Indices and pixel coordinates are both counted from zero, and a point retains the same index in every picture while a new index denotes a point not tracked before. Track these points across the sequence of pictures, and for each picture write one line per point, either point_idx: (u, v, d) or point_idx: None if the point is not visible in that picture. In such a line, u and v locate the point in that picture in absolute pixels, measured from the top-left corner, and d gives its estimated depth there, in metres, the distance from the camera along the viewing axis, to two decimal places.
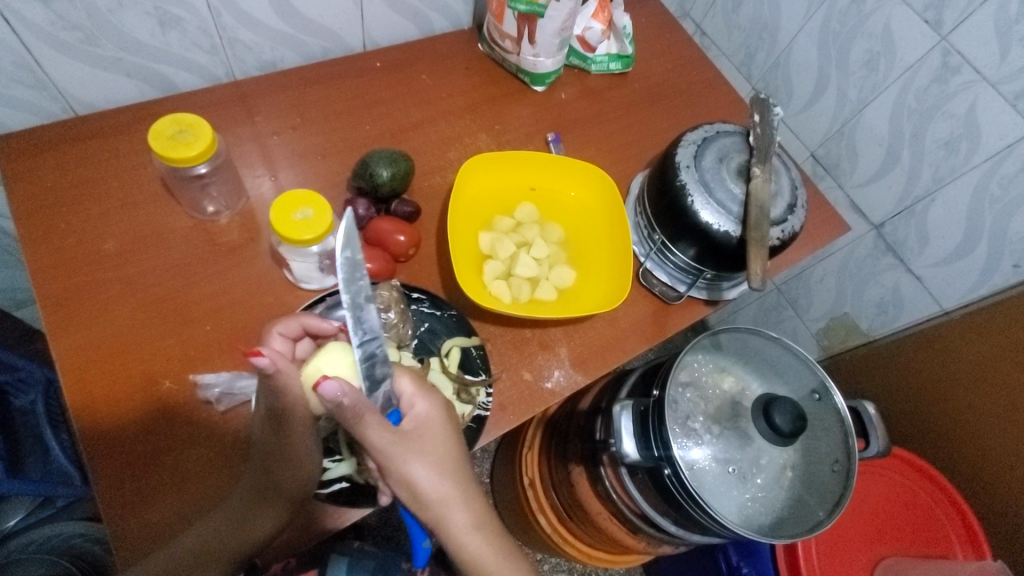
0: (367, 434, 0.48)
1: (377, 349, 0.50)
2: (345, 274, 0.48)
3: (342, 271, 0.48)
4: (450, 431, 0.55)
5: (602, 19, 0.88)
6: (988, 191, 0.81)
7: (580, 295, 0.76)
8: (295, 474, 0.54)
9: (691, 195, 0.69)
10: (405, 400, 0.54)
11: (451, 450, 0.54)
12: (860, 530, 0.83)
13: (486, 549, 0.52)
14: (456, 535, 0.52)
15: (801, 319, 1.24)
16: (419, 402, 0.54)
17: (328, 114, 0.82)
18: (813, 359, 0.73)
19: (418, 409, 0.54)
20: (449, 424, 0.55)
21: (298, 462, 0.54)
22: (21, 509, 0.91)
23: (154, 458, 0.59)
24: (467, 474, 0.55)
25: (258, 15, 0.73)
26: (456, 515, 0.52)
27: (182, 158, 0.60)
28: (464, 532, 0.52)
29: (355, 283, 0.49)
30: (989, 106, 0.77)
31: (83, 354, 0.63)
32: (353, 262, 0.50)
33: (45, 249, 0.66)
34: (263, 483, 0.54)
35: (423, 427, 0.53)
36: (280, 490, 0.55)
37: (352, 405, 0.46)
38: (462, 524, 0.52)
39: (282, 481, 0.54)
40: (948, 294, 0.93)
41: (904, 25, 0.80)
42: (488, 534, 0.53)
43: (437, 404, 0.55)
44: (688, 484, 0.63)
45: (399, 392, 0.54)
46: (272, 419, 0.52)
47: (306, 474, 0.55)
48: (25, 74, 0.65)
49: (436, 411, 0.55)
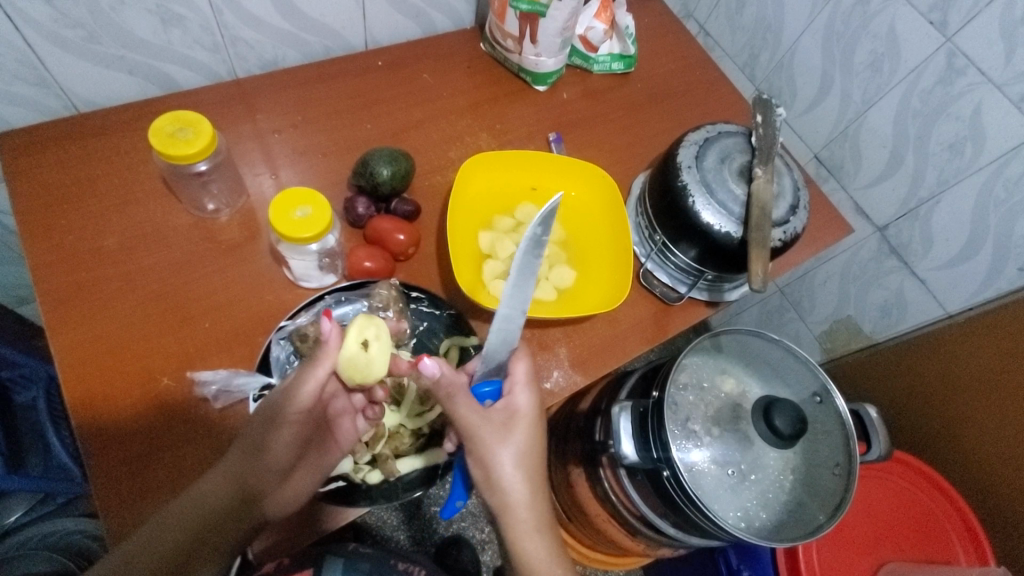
0: (458, 409, 0.53)
1: (508, 325, 0.56)
2: (530, 246, 0.54)
3: (526, 242, 0.53)
4: (537, 427, 0.58)
5: (604, 19, 0.88)
6: (992, 194, 0.81)
7: (580, 295, 0.75)
8: (271, 456, 0.53)
9: (692, 196, 0.69)
10: (514, 383, 0.58)
11: (531, 447, 0.57)
12: (861, 536, 0.83)
13: (541, 553, 0.55)
14: (519, 529, 0.55)
15: (803, 322, 1.23)
16: (520, 392, 0.58)
17: (329, 113, 0.82)
18: (813, 361, 0.73)
19: (517, 397, 0.58)
20: (539, 423, 0.58)
21: (275, 448, 0.53)
22: (21, 506, 0.91)
23: (145, 462, 0.58)
24: (541, 477, 0.58)
25: (260, 14, 0.73)
26: (524, 510, 0.55)
27: (182, 154, 0.60)
28: (527, 531, 0.55)
29: (529, 259, 0.55)
30: (994, 108, 0.76)
31: (82, 350, 0.63)
32: (538, 239, 0.55)
33: (46, 246, 0.67)
34: (234, 476, 0.52)
35: (515, 417, 0.57)
36: (250, 484, 0.53)
37: (448, 382, 0.51)
38: (527, 520, 0.55)
39: (252, 476, 0.53)
40: (952, 298, 0.92)
41: (909, 25, 0.80)
42: (546, 537, 0.56)
43: (534, 401, 0.58)
44: (688, 487, 0.62)
45: (514, 373, 0.59)
46: (266, 412, 0.53)
47: (278, 467, 0.54)
48: (28, 71, 0.65)
49: (533, 408, 0.58)
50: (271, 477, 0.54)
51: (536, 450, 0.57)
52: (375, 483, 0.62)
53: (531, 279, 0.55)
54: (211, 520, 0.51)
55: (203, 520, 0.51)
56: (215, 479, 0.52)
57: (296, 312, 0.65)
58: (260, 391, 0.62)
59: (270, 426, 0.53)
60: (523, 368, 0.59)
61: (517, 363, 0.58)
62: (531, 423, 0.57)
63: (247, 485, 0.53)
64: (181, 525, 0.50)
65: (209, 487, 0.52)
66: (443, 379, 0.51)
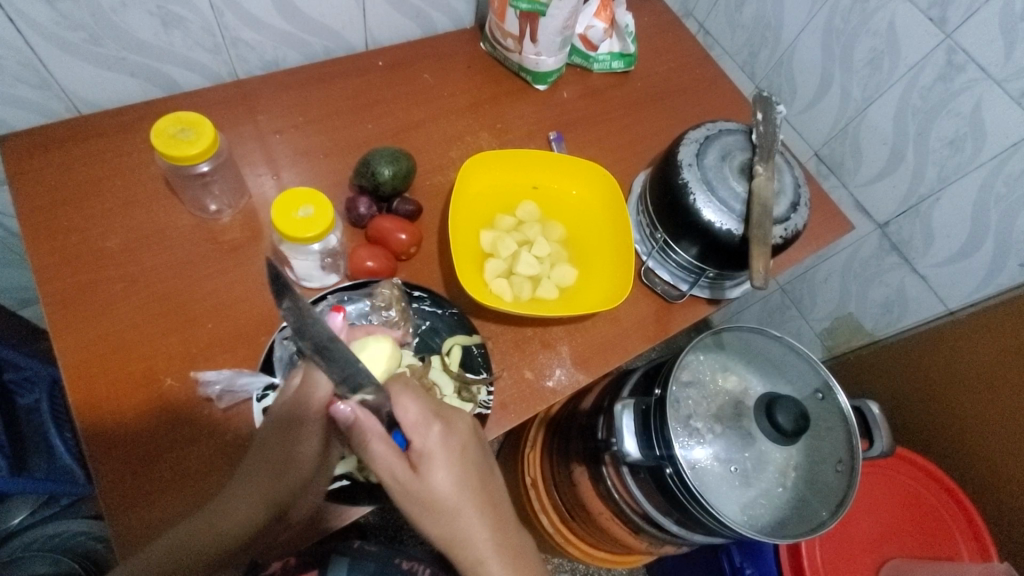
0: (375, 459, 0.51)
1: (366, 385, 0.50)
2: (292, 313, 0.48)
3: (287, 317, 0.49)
4: (458, 456, 0.53)
5: (604, 18, 0.89)
6: (993, 190, 0.81)
7: (581, 294, 0.75)
8: (295, 466, 0.54)
9: (693, 194, 0.69)
10: (411, 423, 0.52)
11: (457, 475, 0.52)
12: (865, 532, 0.83)
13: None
14: (478, 561, 0.52)
15: (805, 319, 1.24)
16: (424, 428, 0.52)
17: (330, 113, 0.82)
18: (816, 359, 0.73)
19: (427, 434, 0.52)
20: (454, 451, 0.53)
21: (301, 456, 0.54)
22: (24, 508, 0.90)
23: (155, 476, 0.58)
24: (486, 501, 0.54)
25: (261, 16, 0.73)
26: (476, 537, 0.52)
27: (184, 155, 0.60)
28: (484, 559, 0.52)
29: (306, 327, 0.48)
30: (994, 104, 0.76)
31: (86, 350, 0.63)
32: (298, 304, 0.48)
33: (49, 247, 0.67)
34: (258, 495, 0.53)
35: (428, 458, 0.51)
36: (277, 500, 0.53)
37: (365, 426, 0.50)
38: (484, 548, 0.52)
39: (280, 487, 0.53)
40: (953, 294, 0.92)
41: (908, 23, 0.80)
42: (510, 558, 0.53)
43: (443, 432, 0.52)
44: (690, 483, 0.63)
45: (407, 413, 0.52)
46: (288, 420, 0.54)
47: (304, 476, 0.55)
48: (30, 74, 0.65)
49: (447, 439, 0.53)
50: (296, 489, 0.54)
51: (467, 474, 0.53)
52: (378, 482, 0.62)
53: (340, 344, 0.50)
54: (235, 537, 0.51)
55: (230, 539, 0.51)
56: (240, 492, 0.53)
57: None
58: (263, 390, 0.62)
59: (292, 441, 0.53)
60: (411, 407, 0.52)
61: (405, 404, 0.52)
62: (449, 453, 0.52)
63: (274, 502, 0.53)
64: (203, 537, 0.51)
65: (234, 506, 0.52)
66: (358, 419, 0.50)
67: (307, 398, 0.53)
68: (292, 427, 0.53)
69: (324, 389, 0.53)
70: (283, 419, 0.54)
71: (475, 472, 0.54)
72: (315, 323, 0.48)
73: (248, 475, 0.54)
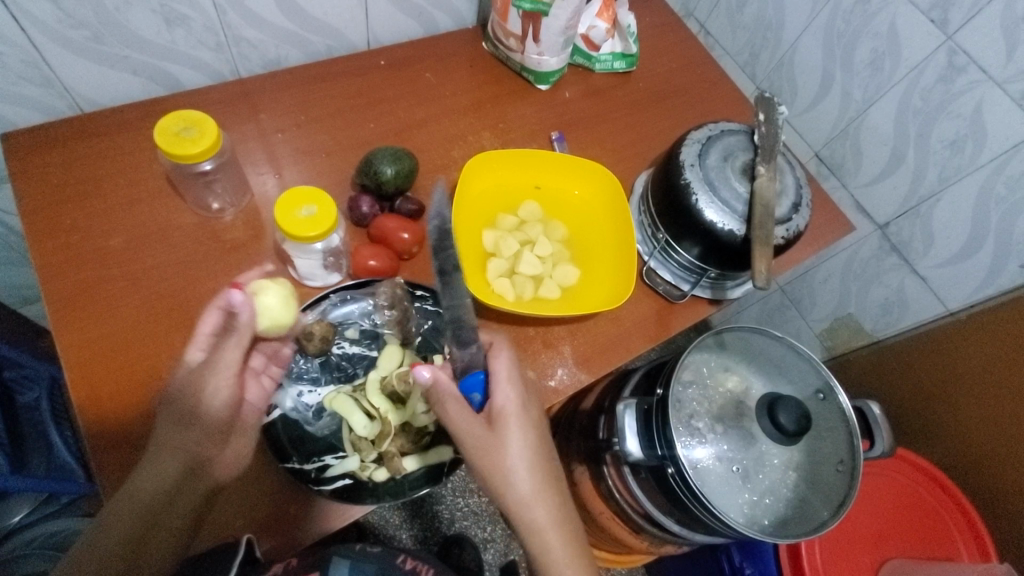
0: (454, 417, 0.54)
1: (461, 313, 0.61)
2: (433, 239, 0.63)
3: (434, 239, 0.63)
4: (531, 422, 0.56)
5: (607, 19, 0.89)
6: (993, 191, 0.81)
7: (584, 293, 0.76)
8: (198, 418, 0.54)
9: (696, 194, 0.69)
10: (496, 382, 0.56)
11: (530, 442, 0.55)
12: (864, 532, 0.83)
13: (559, 548, 0.54)
14: (537, 525, 0.54)
15: (805, 320, 1.24)
16: (507, 390, 0.56)
17: (333, 112, 0.82)
18: (818, 359, 0.73)
19: (506, 396, 0.56)
20: (529, 420, 0.56)
21: (204, 410, 0.54)
22: (25, 505, 0.90)
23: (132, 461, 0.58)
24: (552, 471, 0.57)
25: (264, 14, 0.73)
26: (535, 503, 0.54)
27: (188, 154, 0.60)
28: (543, 529, 0.54)
29: (443, 251, 0.62)
30: (995, 106, 0.76)
31: (89, 349, 0.63)
32: (441, 230, 0.63)
33: (51, 246, 0.67)
34: (167, 449, 0.54)
35: (507, 418, 0.55)
36: (188, 455, 0.54)
37: (441, 386, 0.54)
38: (542, 515, 0.54)
39: (184, 441, 0.54)
40: (953, 295, 0.92)
41: (909, 24, 0.80)
42: (563, 529, 0.55)
43: (520, 398, 0.57)
44: (692, 483, 0.63)
45: (495, 372, 0.57)
46: (183, 384, 0.54)
47: (210, 431, 0.55)
48: (33, 71, 0.65)
49: (523, 403, 0.57)
50: (209, 442, 0.55)
51: (536, 449, 0.55)
52: (381, 481, 0.63)
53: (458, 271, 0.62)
54: (153, 491, 0.53)
55: (153, 504, 0.53)
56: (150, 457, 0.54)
57: (301, 311, 0.65)
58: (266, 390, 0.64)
59: (195, 401, 0.54)
60: (503, 364, 0.57)
61: (496, 361, 0.57)
62: (521, 418, 0.56)
63: (187, 455, 0.54)
64: (127, 502, 0.52)
65: (149, 469, 0.53)
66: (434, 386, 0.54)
67: (211, 368, 0.53)
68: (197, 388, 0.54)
69: (234, 362, 0.54)
70: (184, 381, 0.54)
71: (542, 444, 0.57)
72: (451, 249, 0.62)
73: (154, 442, 0.54)
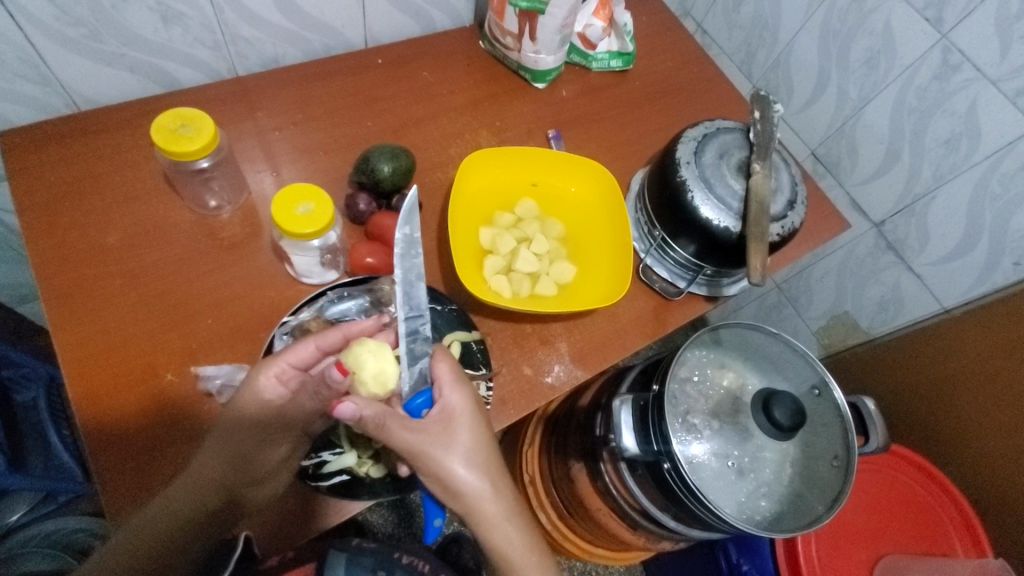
0: (393, 433, 0.52)
1: (421, 326, 0.57)
2: (401, 250, 0.57)
3: (398, 245, 0.57)
4: (480, 419, 0.56)
5: (602, 17, 0.89)
6: (987, 189, 0.81)
7: (580, 290, 0.76)
8: (253, 455, 0.55)
9: (691, 191, 0.70)
10: (442, 386, 0.55)
11: (479, 440, 0.54)
12: (860, 528, 0.84)
13: (518, 540, 0.54)
14: (494, 522, 0.53)
15: (801, 317, 1.24)
16: (452, 392, 0.55)
17: (330, 110, 0.82)
18: (813, 355, 0.73)
19: (451, 398, 0.55)
20: (478, 416, 0.56)
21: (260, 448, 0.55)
22: (20, 506, 0.89)
23: (137, 458, 0.59)
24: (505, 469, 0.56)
25: (261, 12, 0.73)
26: (489, 501, 0.53)
27: (184, 151, 0.60)
28: (499, 523, 0.54)
29: (408, 260, 0.57)
30: (989, 104, 0.77)
31: (85, 347, 0.63)
32: (410, 240, 0.58)
33: (48, 243, 0.67)
34: (212, 477, 0.54)
35: (455, 419, 0.54)
36: (228, 485, 0.55)
37: (372, 414, 0.51)
38: (497, 512, 0.54)
39: (232, 472, 0.54)
40: (948, 292, 0.93)
41: (904, 23, 0.81)
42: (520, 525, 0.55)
43: (469, 398, 0.56)
44: (688, 479, 0.63)
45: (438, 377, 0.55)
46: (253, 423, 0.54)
47: (259, 467, 0.56)
48: (30, 69, 0.65)
49: (469, 402, 0.56)
50: (250, 479, 0.56)
51: (483, 448, 0.54)
52: (378, 478, 0.63)
53: (419, 280, 0.57)
54: (186, 515, 0.53)
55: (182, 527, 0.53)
56: (190, 481, 0.54)
57: (298, 308, 0.65)
58: None
59: (255, 439, 0.55)
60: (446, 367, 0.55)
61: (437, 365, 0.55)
62: (470, 416, 0.55)
63: (227, 484, 0.54)
64: (158, 521, 0.52)
65: (185, 491, 0.53)
66: (364, 414, 0.51)
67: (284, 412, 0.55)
68: (260, 427, 0.54)
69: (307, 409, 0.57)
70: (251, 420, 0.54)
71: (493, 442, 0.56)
72: (417, 259, 0.58)
73: (198, 467, 0.54)
